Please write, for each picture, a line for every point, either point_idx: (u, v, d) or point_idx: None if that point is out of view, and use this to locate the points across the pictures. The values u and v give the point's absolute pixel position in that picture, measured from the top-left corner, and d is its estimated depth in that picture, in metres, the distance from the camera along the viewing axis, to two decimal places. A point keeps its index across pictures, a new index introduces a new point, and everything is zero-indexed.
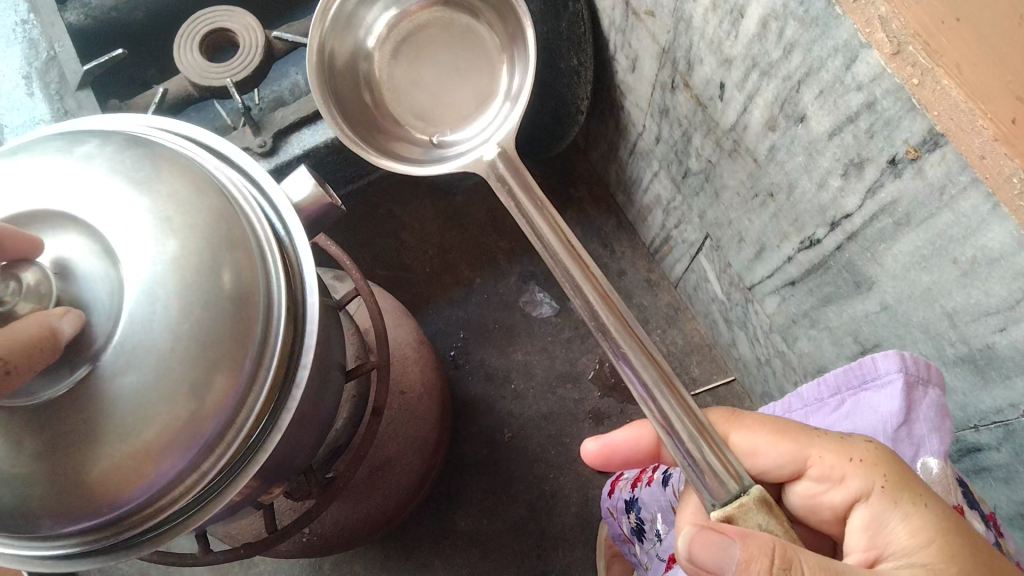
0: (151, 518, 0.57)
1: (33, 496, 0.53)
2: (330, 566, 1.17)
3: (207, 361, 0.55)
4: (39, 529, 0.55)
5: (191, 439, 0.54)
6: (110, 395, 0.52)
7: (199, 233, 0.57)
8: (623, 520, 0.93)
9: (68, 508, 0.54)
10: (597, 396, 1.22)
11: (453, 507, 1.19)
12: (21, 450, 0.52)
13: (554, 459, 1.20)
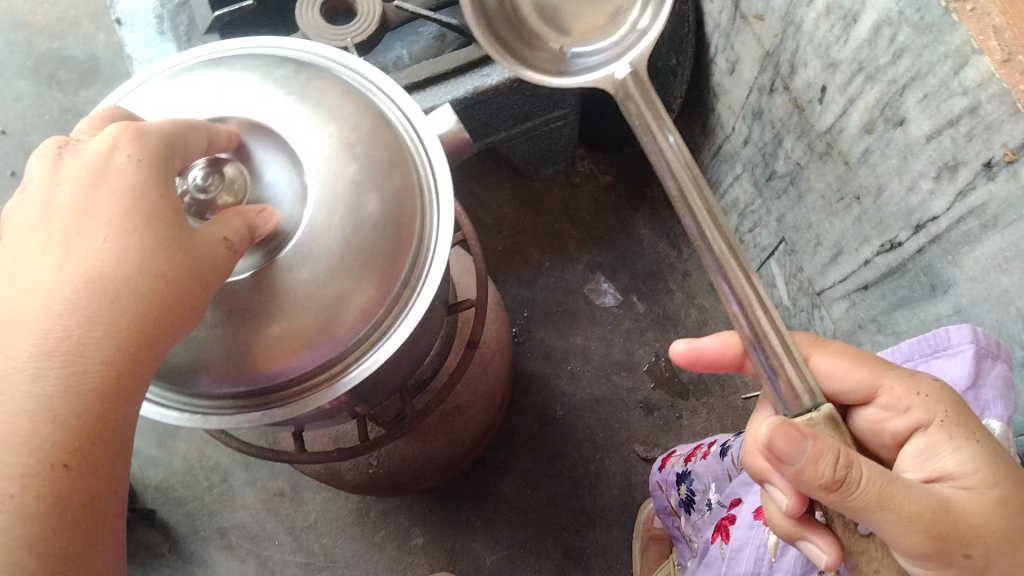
0: (292, 395, 0.64)
1: (203, 356, 0.61)
2: (376, 513, 1.22)
3: (366, 266, 0.62)
4: (197, 384, 0.63)
5: (343, 328, 0.62)
6: (288, 285, 0.59)
7: (370, 157, 0.64)
8: (672, 493, 0.98)
9: (232, 373, 0.61)
10: (649, 387, 1.25)
11: (498, 474, 1.23)
12: (201, 317, 0.59)
13: (601, 441, 1.23)
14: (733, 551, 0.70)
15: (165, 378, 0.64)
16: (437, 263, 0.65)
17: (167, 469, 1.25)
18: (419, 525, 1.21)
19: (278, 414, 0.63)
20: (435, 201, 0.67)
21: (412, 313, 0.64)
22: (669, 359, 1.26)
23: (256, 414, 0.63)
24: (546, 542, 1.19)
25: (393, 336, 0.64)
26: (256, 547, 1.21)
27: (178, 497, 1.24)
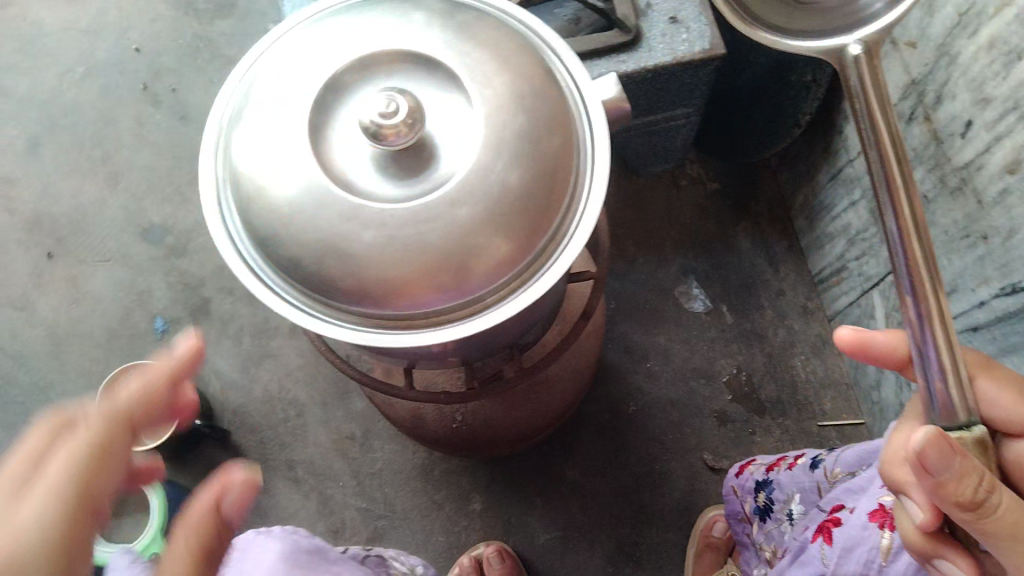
0: (430, 326, 0.66)
1: (355, 273, 0.63)
2: (439, 473, 1.25)
3: (523, 212, 0.64)
4: (339, 300, 0.65)
5: (493, 269, 0.64)
6: (451, 217, 0.61)
7: (539, 110, 0.66)
8: (747, 499, 0.99)
9: (381, 294, 0.63)
10: (726, 399, 1.24)
11: (564, 456, 1.24)
12: (361, 236, 0.61)
13: (670, 443, 1.23)
14: (844, 549, 0.67)
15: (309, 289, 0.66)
16: (586, 222, 0.67)
17: (246, 395, 1.28)
18: (479, 491, 1.24)
19: (413, 340, 0.65)
20: (590, 161, 0.69)
21: (557, 266, 0.66)
22: (749, 374, 1.26)
23: (391, 337, 0.65)
24: (601, 532, 1.20)
25: (536, 284, 0.66)
26: (320, 483, 1.24)
27: (251, 424, 1.27)
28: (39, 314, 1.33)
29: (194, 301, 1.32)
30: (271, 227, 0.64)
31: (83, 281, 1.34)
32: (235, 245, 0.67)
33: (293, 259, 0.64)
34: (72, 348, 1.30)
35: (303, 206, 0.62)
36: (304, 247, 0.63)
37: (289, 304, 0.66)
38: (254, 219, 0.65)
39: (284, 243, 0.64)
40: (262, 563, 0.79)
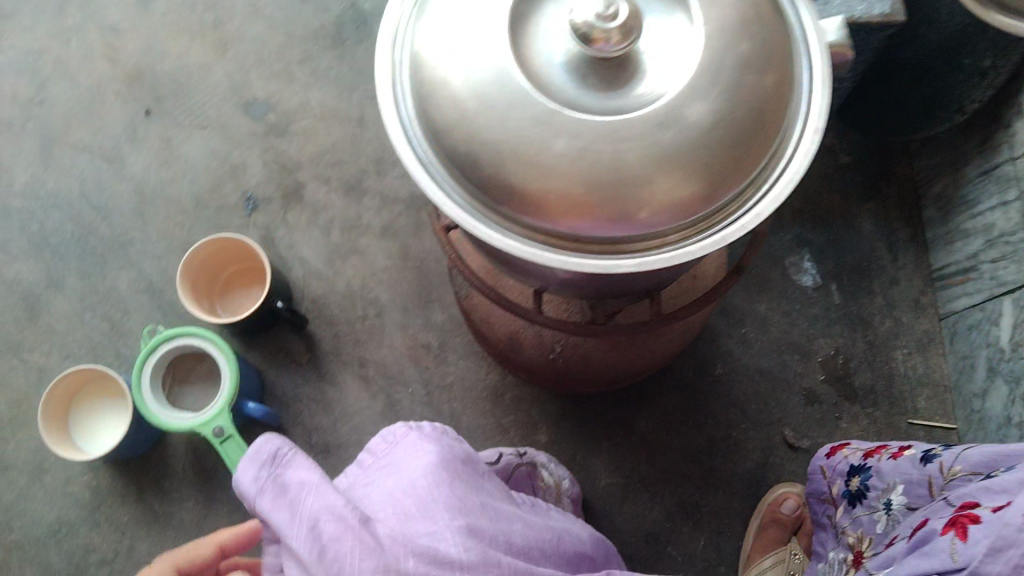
0: (604, 252, 0.60)
1: (538, 183, 0.57)
2: (510, 398, 1.20)
3: (731, 147, 0.58)
4: (509, 209, 0.59)
5: (688, 202, 0.58)
6: (657, 140, 0.56)
7: (763, 39, 0.59)
8: (836, 482, 0.93)
9: (563, 207, 0.57)
10: (818, 378, 1.20)
11: (640, 405, 1.19)
12: (554, 144, 0.56)
13: (752, 412, 1.19)
14: (991, 547, 0.61)
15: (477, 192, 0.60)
16: (790, 169, 0.61)
17: (327, 287, 1.24)
18: (548, 426, 1.19)
19: (584, 263, 0.59)
20: (805, 104, 0.62)
21: (753, 212, 0.60)
22: (846, 359, 1.21)
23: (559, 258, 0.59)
24: (664, 487, 1.16)
25: (728, 231, 0.60)
26: (389, 387, 1.20)
27: (326, 318, 1.23)
28: (128, 170, 1.29)
29: (288, 183, 1.28)
30: (452, 121, 0.59)
31: (178, 145, 1.30)
32: (404, 137, 0.62)
33: (471, 158, 0.58)
34: (158, 209, 1.27)
35: (494, 100, 0.57)
36: (488, 143, 0.57)
37: (450, 205, 0.60)
38: (433, 111, 0.60)
39: (464, 135, 0.58)
40: (417, 464, 0.56)
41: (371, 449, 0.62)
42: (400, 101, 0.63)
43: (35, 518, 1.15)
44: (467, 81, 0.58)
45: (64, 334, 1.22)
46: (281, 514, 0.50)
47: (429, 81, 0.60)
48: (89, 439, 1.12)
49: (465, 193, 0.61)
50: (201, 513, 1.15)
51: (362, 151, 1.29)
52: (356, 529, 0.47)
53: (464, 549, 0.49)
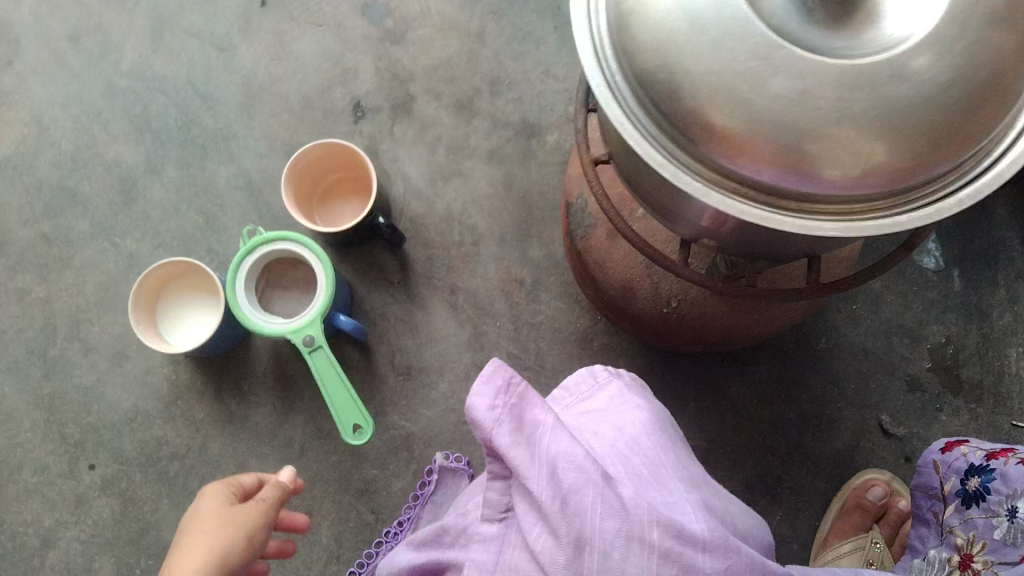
0: (791, 211, 0.53)
1: (745, 125, 0.49)
2: (599, 345, 1.16)
3: (968, 108, 0.49)
4: (702, 149, 0.52)
5: (903, 166, 0.50)
6: (894, 92, 0.48)
7: None
8: (951, 480, 0.93)
9: (762, 154, 0.50)
10: (925, 364, 1.15)
11: (733, 371, 1.15)
12: (772, 83, 0.48)
13: (850, 393, 1.14)
14: None
15: (668, 126, 0.53)
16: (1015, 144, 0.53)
17: (427, 207, 1.21)
18: (634, 379, 1.15)
19: (770, 220, 0.52)
20: None
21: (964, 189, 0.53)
22: (957, 349, 1.15)
23: (750, 212, 0.53)
24: (748, 456, 1.13)
25: (943, 206, 0.53)
26: (477, 317, 1.17)
27: (422, 239, 1.20)
28: (239, 62, 1.27)
29: (398, 94, 1.25)
30: (653, 42, 0.52)
31: (291, 41, 1.27)
32: (592, 53, 0.56)
33: (668, 89, 0.51)
34: (264, 106, 1.25)
35: (707, 24, 0.49)
36: (687, 67, 0.50)
37: (634, 138, 0.54)
38: (632, 27, 0.53)
39: (660, 55, 0.51)
40: (632, 419, 0.72)
41: (566, 385, 0.80)
42: (594, 19, 0.57)
43: (113, 404, 1.15)
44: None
45: (158, 223, 1.21)
46: (520, 450, 0.63)
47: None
48: (180, 332, 1.11)
49: (653, 125, 0.54)
50: (276, 420, 1.14)
51: (478, 68, 1.25)
52: (598, 485, 0.60)
53: (705, 526, 0.59)
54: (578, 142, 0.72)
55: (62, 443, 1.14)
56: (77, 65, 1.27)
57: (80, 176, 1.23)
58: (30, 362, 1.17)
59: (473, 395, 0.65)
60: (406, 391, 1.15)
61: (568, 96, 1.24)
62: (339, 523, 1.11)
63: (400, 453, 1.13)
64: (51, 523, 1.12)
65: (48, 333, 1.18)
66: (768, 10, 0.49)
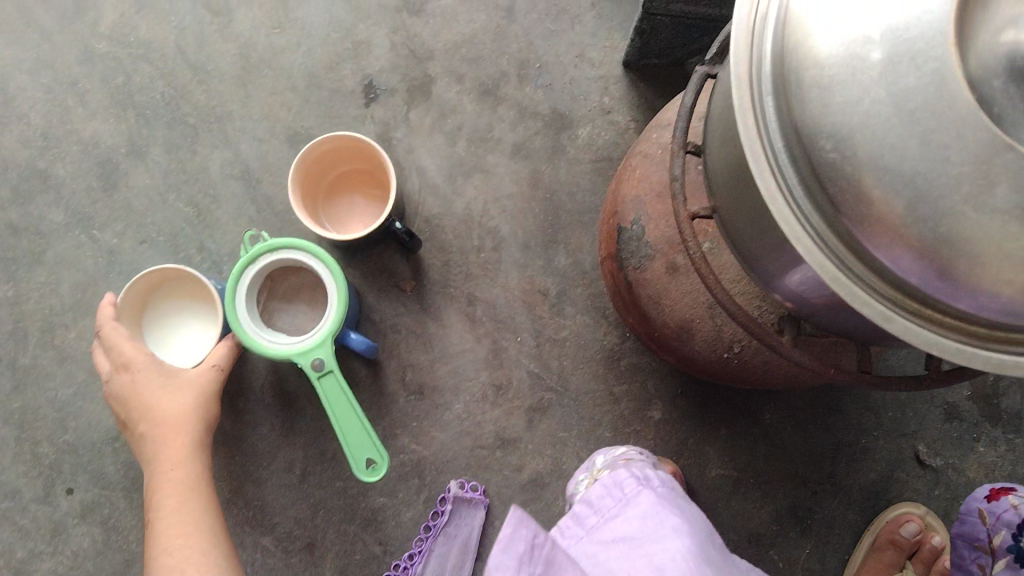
0: (969, 338, 0.44)
1: (954, 243, 0.40)
2: (626, 365, 1.08)
3: None
4: (885, 263, 0.43)
5: None
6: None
7: None
8: (1001, 533, 0.84)
9: (964, 276, 0.41)
10: (964, 395, 1.10)
11: (767, 396, 1.09)
12: (997, 192, 0.38)
13: (887, 421, 1.09)
14: None
15: (842, 228, 0.43)
16: None
17: (445, 206, 1.10)
18: (664, 402, 1.08)
19: (956, 351, 0.43)
20: None
21: None
22: (998, 378, 1.10)
23: (934, 341, 0.43)
24: (780, 487, 1.07)
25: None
26: (496, 331, 1.08)
27: (440, 244, 1.09)
28: (234, 29, 1.12)
29: (415, 75, 1.12)
30: (840, 127, 0.41)
31: (295, 5, 1.13)
32: (750, 126, 0.45)
33: (851, 185, 0.41)
34: (263, 80, 1.11)
35: (920, 110, 0.39)
36: (886, 160, 0.40)
37: (794, 233, 0.44)
38: (810, 103, 0.42)
39: (845, 142, 0.41)
40: (662, 548, 0.64)
41: (590, 499, 0.75)
42: (759, 82, 0.46)
43: (92, 420, 1.05)
44: (877, 72, 0.40)
45: (142, 215, 1.08)
46: None
47: (808, 58, 0.42)
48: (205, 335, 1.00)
49: (822, 222, 0.44)
50: (275, 441, 1.05)
51: (506, 47, 1.13)
52: None
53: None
54: (674, 192, 0.61)
55: (37, 463, 1.04)
56: (49, 22, 1.12)
57: (53, 156, 1.09)
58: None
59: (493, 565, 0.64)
60: (418, 412, 1.06)
61: (604, 85, 1.12)
62: (343, 554, 1.04)
63: (410, 479, 1.05)
64: (25, 554, 1.03)
65: (18, 338, 1.06)
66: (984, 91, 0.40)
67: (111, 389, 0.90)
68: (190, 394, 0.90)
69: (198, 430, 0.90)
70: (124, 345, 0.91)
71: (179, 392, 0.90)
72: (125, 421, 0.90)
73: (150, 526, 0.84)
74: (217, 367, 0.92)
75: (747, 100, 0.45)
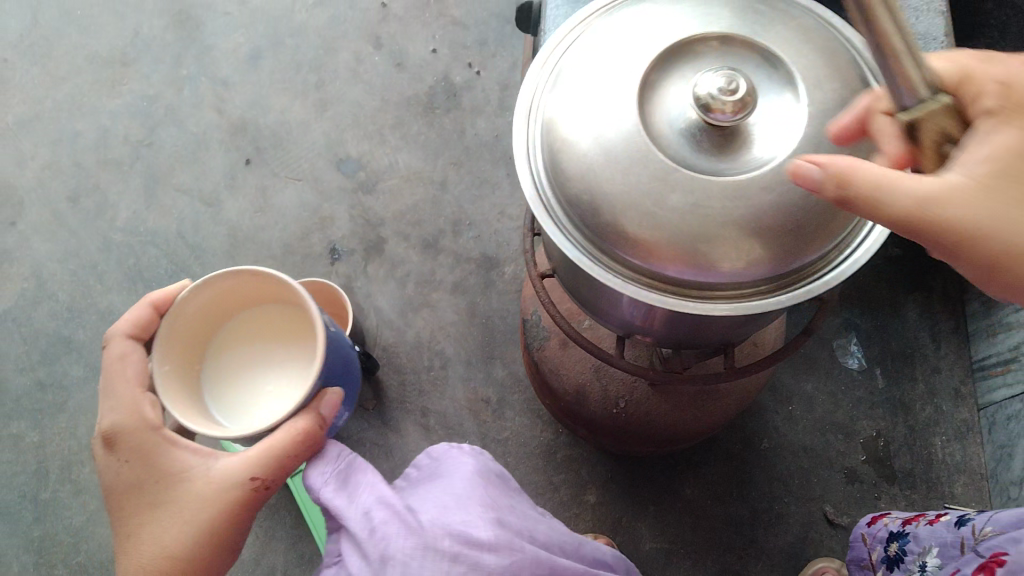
0: (683, 294, 0.65)
1: (653, 232, 0.62)
2: (562, 458, 1.25)
3: (816, 213, 0.63)
4: (622, 254, 0.65)
5: (770, 259, 0.63)
6: (765, 199, 0.61)
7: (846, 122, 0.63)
8: (877, 549, 0.98)
9: (665, 248, 0.62)
10: (860, 459, 1.25)
11: (687, 474, 1.25)
12: (669, 198, 0.61)
13: (795, 488, 1.24)
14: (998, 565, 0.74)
15: (592, 236, 0.66)
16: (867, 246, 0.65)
17: (398, 336, 1.32)
18: (597, 486, 1.24)
19: (675, 304, 0.64)
20: None
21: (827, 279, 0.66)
22: (887, 442, 1.26)
23: (660, 300, 0.65)
24: (707, 556, 1.20)
25: (805, 290, 0.65)
26: (448, 437, 1.26)
27: (397, 367, 1.30)
28: (225, 214, 1.41)
29: (371, 237, 1.39)
30: (578, 172, 0.65)
31: (272, 193, 1.42)
32: (531, 192, 0.69)
33: (590, 203, 0.64)
34: (248, 253, 1.38)
35: (616, 156, 0.62)
36: (607, 183, 0.63)
37: (561, 243, 0.67)
38: (561, 162, 0.66)
39: (581, 180, 0.65)
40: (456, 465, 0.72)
41: None
42: (535, 161, 0.71)
43: (101, 542, 1.20)
44: (592, 140, 0.64)
45: None
46: (341, 500, 0.66)
47: (559, 138, 0.67)
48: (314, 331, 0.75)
49: (582, 238, 0.67)
50: (260, 546, 1.20)
51: (442, 210, 1.41)
52: (400, 517, 0.62)
53: (493, 533, 0.63)
54: (526, 262, 0.85)
55: None
56: (77, 223, 1.40)
57: (77, 324, 1.33)
58: (23, 505, 1.23)
59: (310, 472, 0.70)
60: None
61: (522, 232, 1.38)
62: None
63: None
64: None
65: (40, 476, 1.24)
66: (667, 142, 0.63)
67: (104, 460, 0.73)
68: (201, 507, 0.70)
69: (188, 573, 0.71)
70: (130, 425, 0.71)
71: (179, 519, 0.70)
72: (113, 498, 0.73)
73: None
74: (254, 480, 0.69)
75: (529, 172, 0.70)
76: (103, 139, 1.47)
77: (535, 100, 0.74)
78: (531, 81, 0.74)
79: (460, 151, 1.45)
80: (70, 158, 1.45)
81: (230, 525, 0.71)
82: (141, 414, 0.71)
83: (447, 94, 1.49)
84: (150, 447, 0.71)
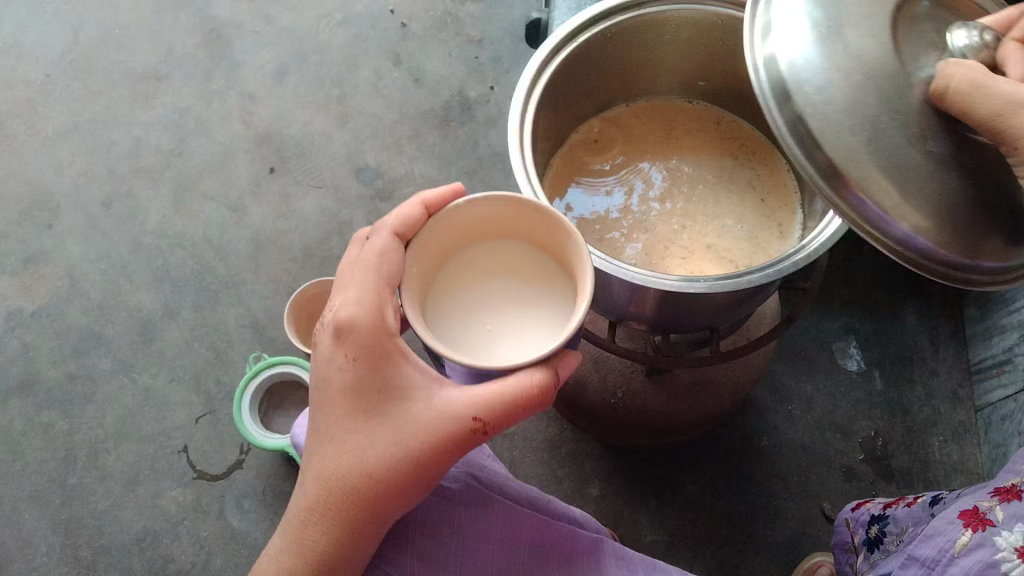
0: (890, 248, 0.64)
1: (889, 175, 0.61)
2: (567, 451, 1.30)
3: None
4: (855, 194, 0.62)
5: (976, 248, 0.63)
6: (964, 165, 0.62)
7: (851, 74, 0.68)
8: (859, 532, 1.01)
9: (896, 190, 0.61)
10: (858, 457, 1.28)
11: (687, 471, 1.28)
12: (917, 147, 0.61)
13: (792, 484, 1.27)
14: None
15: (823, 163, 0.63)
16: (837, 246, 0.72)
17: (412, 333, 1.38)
18: (600, 479, 1.28)
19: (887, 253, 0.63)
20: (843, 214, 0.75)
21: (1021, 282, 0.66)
22: (885, 441, 1.29)
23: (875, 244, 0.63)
24: (706, 550, 1.23)
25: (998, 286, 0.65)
26: None
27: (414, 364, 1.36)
28: (249, 219, 1.48)
29: None
30: (825, 90, 0.62)
31: (294, 200, 1.49)
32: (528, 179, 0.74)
33: (831, 124, 0.62)
34: (270, 256, 1.45)
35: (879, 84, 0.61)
36: (866, 107, 0.61)
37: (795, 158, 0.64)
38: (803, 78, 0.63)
39: (830, 101, 0.62)
40: None
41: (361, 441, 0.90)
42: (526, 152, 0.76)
43: (124, 525, 1.26)
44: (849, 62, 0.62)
45: (173, 359, 1.37)
46: None
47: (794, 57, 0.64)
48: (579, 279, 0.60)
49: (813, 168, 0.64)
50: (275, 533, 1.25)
51: None
52: None
53: None
54: None
55: (76, 564, 1.24)
56: (108, 227, 1.48)
57: (106, 321, 1.40)
58: (51, 489, 1.29)
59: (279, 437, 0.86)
60: None
61: None
62: None
63: None
64: None
65: (69, 462, 1.31)
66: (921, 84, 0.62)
67: (326, 349, 0.63)
68: (434, 427, 0.61)
69: (379, 498, 0.62)
70: (368, 323, 0.61)
71: (400, 432, 0.61)
72: (320, 392, 0.64)
73: (318, 499, 0.62)
74: (475, 420, 0.59)
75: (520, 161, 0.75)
76: (136, 149, 1.55)
77: (527, 102, 0.80)
78: (521, 87, 0.80)
79: (473, 160, 1.52)
80: (105, 166, 1.54)
81: (438, 460, 0.61)
82: (382, 316, 0.62)
83: (462, 108, 1.56)
84: (382, 353, 0.62)
